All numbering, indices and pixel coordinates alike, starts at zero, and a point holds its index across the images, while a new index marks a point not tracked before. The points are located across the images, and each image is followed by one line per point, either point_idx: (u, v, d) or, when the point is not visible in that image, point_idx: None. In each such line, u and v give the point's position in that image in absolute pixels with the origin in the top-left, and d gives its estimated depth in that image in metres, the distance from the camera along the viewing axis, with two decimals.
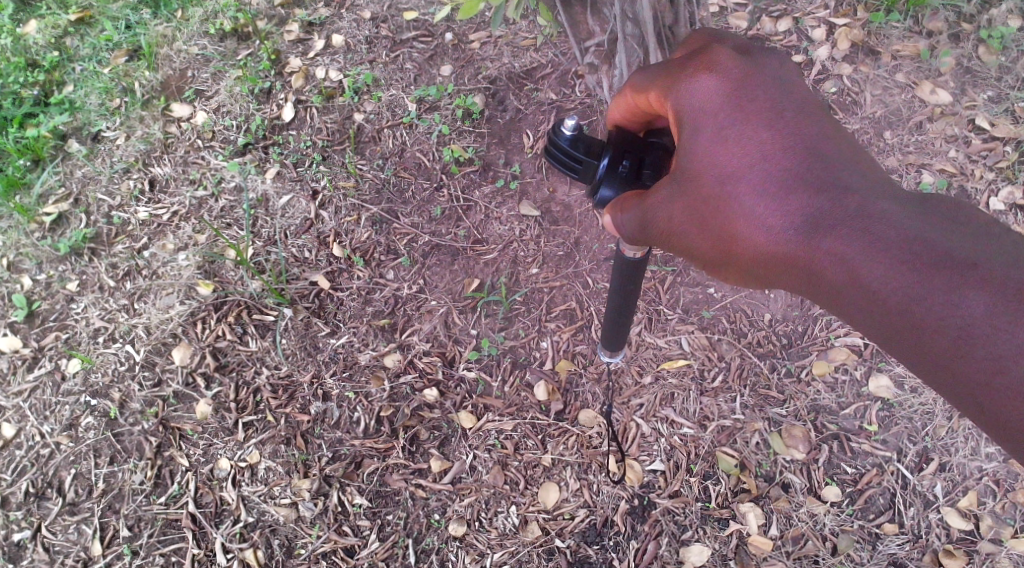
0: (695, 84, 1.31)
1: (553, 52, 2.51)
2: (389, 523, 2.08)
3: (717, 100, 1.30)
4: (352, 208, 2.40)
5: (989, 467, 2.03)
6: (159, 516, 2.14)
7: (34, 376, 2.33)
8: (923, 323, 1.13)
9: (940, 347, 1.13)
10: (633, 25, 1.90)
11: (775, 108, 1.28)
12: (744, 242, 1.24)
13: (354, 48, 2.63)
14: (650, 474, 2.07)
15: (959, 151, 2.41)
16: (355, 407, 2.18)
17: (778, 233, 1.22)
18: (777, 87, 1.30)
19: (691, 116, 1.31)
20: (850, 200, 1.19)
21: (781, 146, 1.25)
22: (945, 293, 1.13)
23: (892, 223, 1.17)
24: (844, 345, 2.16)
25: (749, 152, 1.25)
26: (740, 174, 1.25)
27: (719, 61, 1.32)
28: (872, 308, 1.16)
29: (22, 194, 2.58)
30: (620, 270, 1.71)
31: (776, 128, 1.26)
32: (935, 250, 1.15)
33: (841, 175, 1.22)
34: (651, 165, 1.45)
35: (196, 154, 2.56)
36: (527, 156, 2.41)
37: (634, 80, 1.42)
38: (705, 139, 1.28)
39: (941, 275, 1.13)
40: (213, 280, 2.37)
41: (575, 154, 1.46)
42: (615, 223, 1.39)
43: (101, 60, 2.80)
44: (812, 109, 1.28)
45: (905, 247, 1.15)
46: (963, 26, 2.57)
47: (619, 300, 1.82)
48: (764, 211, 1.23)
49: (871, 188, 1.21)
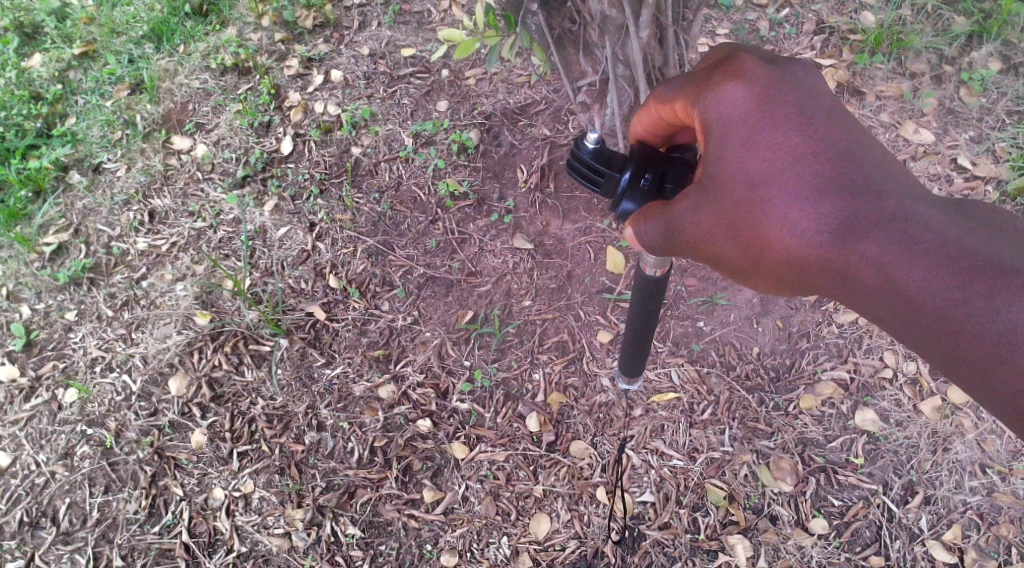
0: (723, 91, 1.35)
1: (547, 89, 2.58)
2: (382, 553, 2.09)
3: (746, 107, 1.34)
4: (348, 240, 2.45)
5: (973, 501, 2.06)
6: (152, 546, 2.14)
7: (31, 406, 2.35)
8: (961, 327, 1.19)
9: (980, 351, 1.19)
10: (625, 67, 1.97)
11: (805, 114, 1.33)
12: (776, 246, 1.31)
13: (353, 83, 2.70)
14: (640, 506, 2.10)
15: (942, 189, 2.47)
16: (349, 437, 2.21)
17: (809, 235, 1.28)
18: (806, 94, 1.35)
19: (718, 124, 1.34)
20: (883, 204, 1.26)
21: (813, 151, 1.30)
22: (984, 299, 1.19)
23: (926, 226, 1.24)
24: (830, 379, 2.20)
25: (781, 158, 1.31)
26: (772, 180, 1.30)
27: (747, 69, 1.36)
28: (909, 312, 1.23)
29: (22, 224, 2.61)
30: (640, 292, 1.76)
31: (807, 135, 1.31)
32: (972, 255, 1.21)
33: (874, 179, 1.28)
34: (673, 179, 1.51)
35: (196, 186, 2.61)
36: (521, 190, 2.46)
37: (659, 91, 1.47)
38: (735, 146, 1.33)
39: (980, 281, 1.19)
40: (210, 310, 2.40)
41: (597, 165, 1.52)
42: (638, 234, 1.42)
43: (104, 94, 2.86)
44: (841, 115, 1.34)
45: (942, 252, 1.22)
46: (945, 68, 2.67)
47: (636, 321, 1.86)
48: (797, 215, 1.29)
49: (903, 192, 1.28)
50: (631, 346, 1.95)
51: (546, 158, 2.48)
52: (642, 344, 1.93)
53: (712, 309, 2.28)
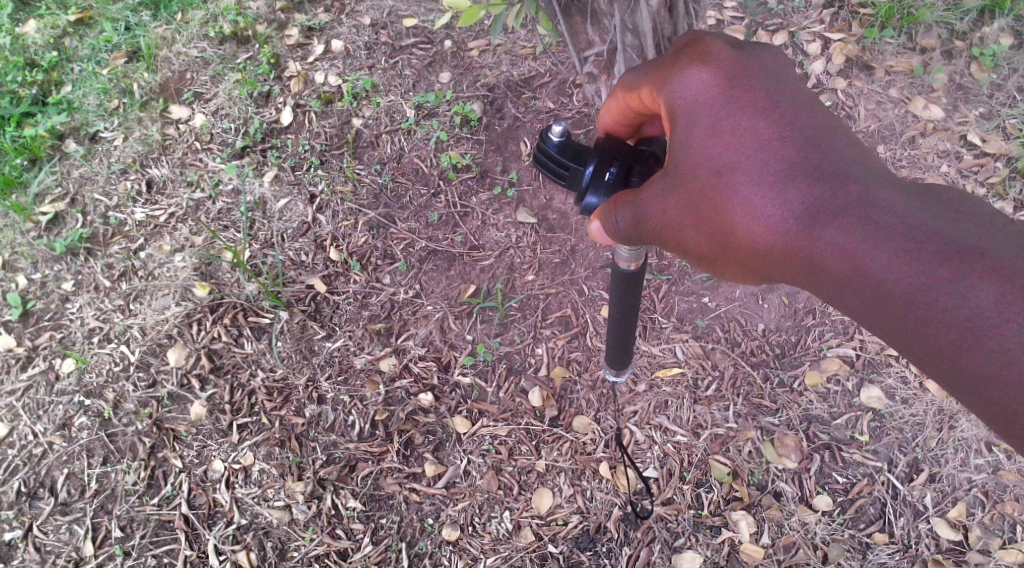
0: (686, 77, 1.34)
1: (552, 61, 2.54)
2: (383, 527, 2.08)
3: (710, 93, 1.33)
4: (349, 213, 2.41)
5: (977, 479, 2.05)
6: (151, 517, 2.13)
7: (28, 375, 2.32)
8: (928, 312, 1.16)
9: (947, 337, 1.15)
10: (633, 36, 1.92)
11: (770, 98, 1.32)
12: (742, 234, 1.28)
13: (353, 53, 2.64)
14: (644, 481, 2.08)
15: (951, 166, 2.43)
16: (350, 411, 2.19)
17: (773, 222, 1.26)
18: (771, 78, 1.34)
19: (685, 110, 1.34)
20: (849, 190, 1.24)
21: (778, 136, 1.29)
22: (951, 283, 1.15)
23: (893, 210, 1.21)
24: (836, 355, 2.18)
25: (746, 143, 1.29)
26: (737, 165, 1.29)
27: (710, 55, 1.36)
28: (877, 299, 1.19)
29: (18, 193, 2.58)
30: (617, 285, 1.71)
31: (773, 119, 1.30)
32: (939, 238, 1.18)
33: (839, 164, 1.26)
34: (640, 173, 1.45)
35: (194, 156, 2.57)
36: (524, 163, 2.42)
37: (625, 80, 1.45)
38: (700, 131, 1.32)
39: (946, 264, 1.16)
40: (210, 281, 2.37)
41: (563, 159, 1.47)
42: (605, 224, 1.38)
43: (100, 61, 2.80)
44: (806, 100, 1.33)
45: (908, 235, 1.19)
46: (956, 43, 2.62)
47: (619, 317, 1.82)
48: (761, 202, 1.27)
49: (869, 176, 1.25)
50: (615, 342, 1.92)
51: None
52: (625, 337, 1.89)
53: (716, 285, 2.26)
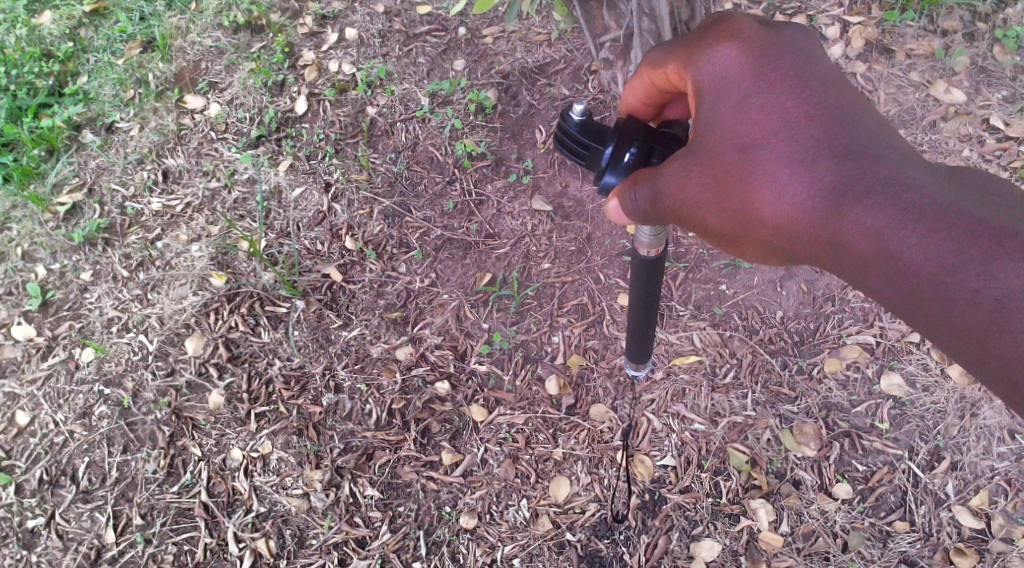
0: (714, 54, 1.33)
1: (568, 47, 2.51)
2: (400, 515, 2.09)
3: (738, 71, 1.32)
4: (364, 201, 2.41)
5: (1000, 467, 2.03)
6: (171, 505, 2.14)
7: (48, 365, 2.34)
8: (955, 294, 1.14)
9: (974, 319, 1.13)
10: (650, 21, 1.89)
11: (798, 77, 1.31)
12: (766, 212, 1.27)
13: (367, 41, 2.63)
14: (662, 469, 2.08)
15: (973, 151, 2.40)
16: (367, 399, 2.19)
17: (799, 201, 1.24)
18: (800, 58, 1.32)
19: (712, 87, 1.33)
20: (877, 170, 1.22)
21: (806, 115, 1.28)
22: (979, 265, 1.13)
23: (923, 191, 1.19)
24: (856, 343, 2.16)
25: (773, 123, 1.28)
26: (764, 144, 1.28)
27: (739, 33, 1.34)
28: (904, 280, 1.17)
29: (36, 183, 2.59)
30: (638, 272, 1.68)
31: (801, 98, 1.29)
32: (969, 219, 1.15)
33: (868, 145, 1.24)
34: (660, 154, 1.43)
35: (209, 146, 2.57)
36: (540, 151, 2.40)
37: (650, 57, 1.43)
38: (726, 110, 1.31)
39: (975, 246, 1.14)
40: (226, 271, 2.38)
41: (582, 140, 1.45)
42: (623, 202, 1.36)
43: (116, 52, 2.80)
44: (836, 80, 1.31)
45: (937, 216, 1.17)
46: (978, 25, 2.57)
47: (639, 309, 1.80)
48: (787, 180, 1.25)
49: (899, 157, 1.23)
50: (633, 349, 1.99)
51: None
52: (644, 346, 1.97)
53: (734, 273, 2.24)
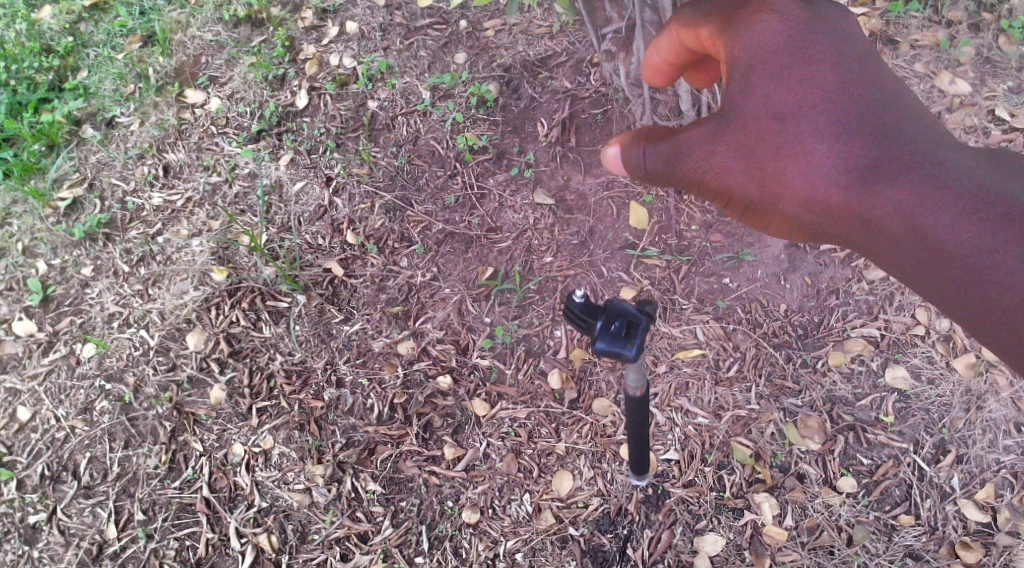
0: (750, 24, 1.34)
1: (570, 39, 2.49)
2: (402, 510, 2.08)
3: (773, 43, 1.33)
4: (365, 195, 2.40)
5: (1006, 460, 2.01)
6: (173, 501, 2.14)
7: (49, 360, 2.34)
8: (982, 270, 1.10)
9: (1001, 298, 1.08)
10: (652, 12, 1.88)
11: (836, 54, 1.30)
12: (790, 183, 1.29)
13: (368, 35, 2.62)
14: (665, 463, 2.07)
15: (979, 142, 2.38)
16: (369, 394, 2.18)
17: (824, 174, 1.25)
18: (841, 36, 1.32)
19: (744, 56, 1.34)
20: (908, 149, 1.21)
21: (840, 90, 1.27)
22: (1009, 243, 1.09)
23: (955, 172, 1.17)
24: (860, 336, 2.15)
25: (804, 97, 1.28)
26: (793, 117, 1.29)
27: (779, 5, 1.35)
28: (929, 257, 1.15)
29: (36, 178, 2.59)
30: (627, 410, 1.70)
31: (836, 74, 1.28)
32: (1003, 201, 1.12)
33: (902, 124, 1.24)
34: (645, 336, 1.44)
35: (209, 140, 2.56)
36: (541, 144, 2.39)
37: (683, 16, 1.46)
38: (756, 81, 1.32)
39: (1006, 225, 1.10)
40: (227, 266, 2.37)
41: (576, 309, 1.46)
42: (629, 154, 1.48)
43: (116, 46, 2.79)
44: (875, 61, 1.30)
45: (968, 194, 1.14)
46: (983, 16, 2.55)
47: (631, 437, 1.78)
48: (814, 153, 1.26)
49: (934, 139, 1.22)
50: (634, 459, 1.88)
51: (566, 112, 2.40)
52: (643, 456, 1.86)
53: (737, 266, 2.23)
